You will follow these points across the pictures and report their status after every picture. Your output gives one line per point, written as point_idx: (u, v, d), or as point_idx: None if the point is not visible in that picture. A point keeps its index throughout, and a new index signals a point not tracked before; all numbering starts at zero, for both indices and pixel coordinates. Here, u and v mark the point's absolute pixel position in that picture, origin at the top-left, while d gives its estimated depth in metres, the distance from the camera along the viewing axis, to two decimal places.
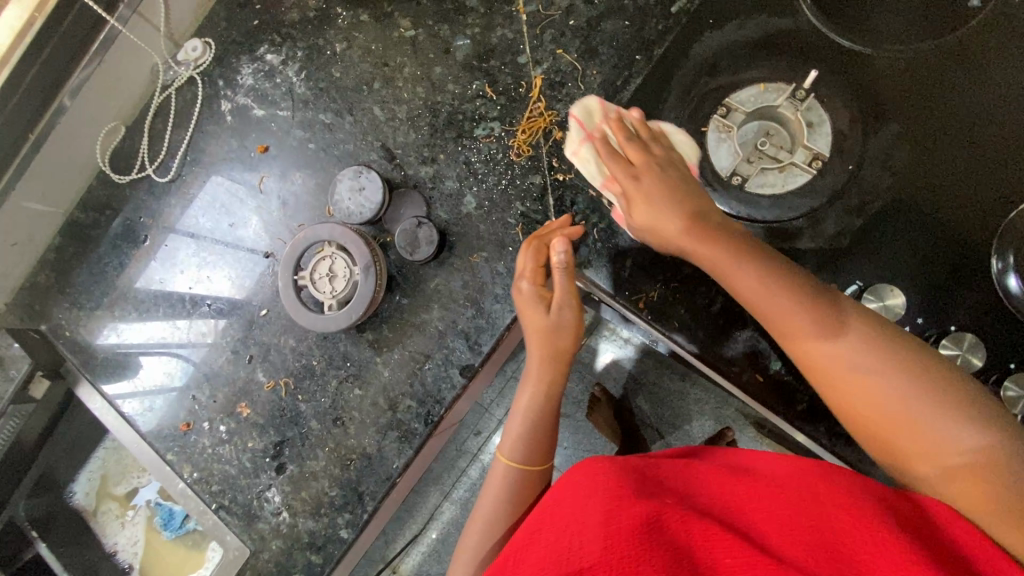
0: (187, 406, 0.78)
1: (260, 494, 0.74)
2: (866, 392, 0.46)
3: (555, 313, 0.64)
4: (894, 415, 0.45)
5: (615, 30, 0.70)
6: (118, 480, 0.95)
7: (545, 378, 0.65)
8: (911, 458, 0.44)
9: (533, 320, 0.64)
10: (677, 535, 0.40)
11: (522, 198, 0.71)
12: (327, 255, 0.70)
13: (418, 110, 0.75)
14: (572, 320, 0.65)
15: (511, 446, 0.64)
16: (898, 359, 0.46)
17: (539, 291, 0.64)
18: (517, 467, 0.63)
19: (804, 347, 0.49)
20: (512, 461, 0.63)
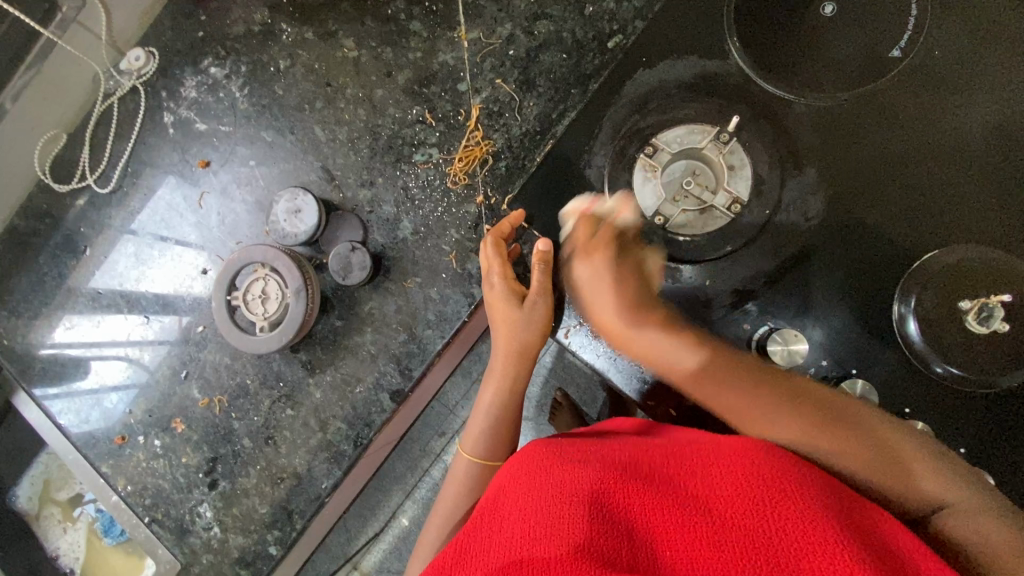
0: (123, 420, 0.79)
1: (192, 509, 0.75)
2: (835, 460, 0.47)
3: (526, 308, 0.65)
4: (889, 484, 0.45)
5: (552, 63, 0.71)
6: (61, 486, 0.95)
7: (507, 373, 0.68)
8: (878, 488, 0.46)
9: (503, 311, 0.66)
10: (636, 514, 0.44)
11: (457, 225, 0.71)
12: (259, 276, 0.70)
13: (358, 132, 0.75)
14: (543, 316, 0.66)
15: (472, 444, 0.68)
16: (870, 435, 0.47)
17: (511, 284, 0.66)
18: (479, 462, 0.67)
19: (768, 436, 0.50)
20: (475, 456, 0.67)
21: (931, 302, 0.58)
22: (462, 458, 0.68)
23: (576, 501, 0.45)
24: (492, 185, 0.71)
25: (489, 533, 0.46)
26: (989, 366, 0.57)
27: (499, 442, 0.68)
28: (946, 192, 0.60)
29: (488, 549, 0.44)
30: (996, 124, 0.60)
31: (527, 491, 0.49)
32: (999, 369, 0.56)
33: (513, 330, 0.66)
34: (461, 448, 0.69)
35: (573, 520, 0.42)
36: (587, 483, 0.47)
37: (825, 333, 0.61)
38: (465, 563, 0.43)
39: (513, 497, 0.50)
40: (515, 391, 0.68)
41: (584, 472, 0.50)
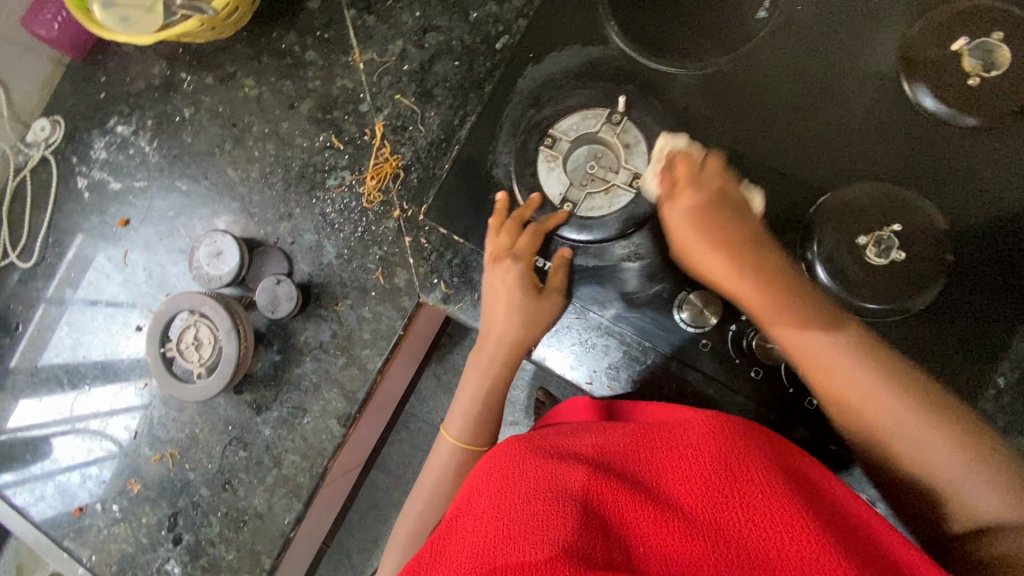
0: (78, 490, 0.78)
1: (160, 568, 0.74)
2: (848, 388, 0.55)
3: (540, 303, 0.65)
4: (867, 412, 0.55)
5: (446, 71, 0.73)
6: (33, 569, 0.93)
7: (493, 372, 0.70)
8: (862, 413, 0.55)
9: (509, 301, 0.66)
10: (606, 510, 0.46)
11: (379, 242, 0.72)
12: (189, 323, 0.71)
13: (270, 167, 0.76)
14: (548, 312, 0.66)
15: (455, 426, 0.72)
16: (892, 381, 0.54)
17: (529, 278, 0.66)
18: (461, 448, 0.71)
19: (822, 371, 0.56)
20: (459, 442, 0.71)
21: (832, 241, 0.59)
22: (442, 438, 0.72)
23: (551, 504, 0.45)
24: (406, 198, 0.72)
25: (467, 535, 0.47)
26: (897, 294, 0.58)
27: (482, 430, 0.71)
28: (829, 136, 0.62)
29: (466, 550, 0.45)
30: (877, 72, 0.62)
31: (499, 489, 0.50)
32: (909, 293, 0.58)
33: (506, 326, 0.67)
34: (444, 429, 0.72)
35: (546, 521, 0.43)
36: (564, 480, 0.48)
37: None
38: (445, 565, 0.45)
39: (485, 500, 0.50)
40: (497, 386, 0.70)
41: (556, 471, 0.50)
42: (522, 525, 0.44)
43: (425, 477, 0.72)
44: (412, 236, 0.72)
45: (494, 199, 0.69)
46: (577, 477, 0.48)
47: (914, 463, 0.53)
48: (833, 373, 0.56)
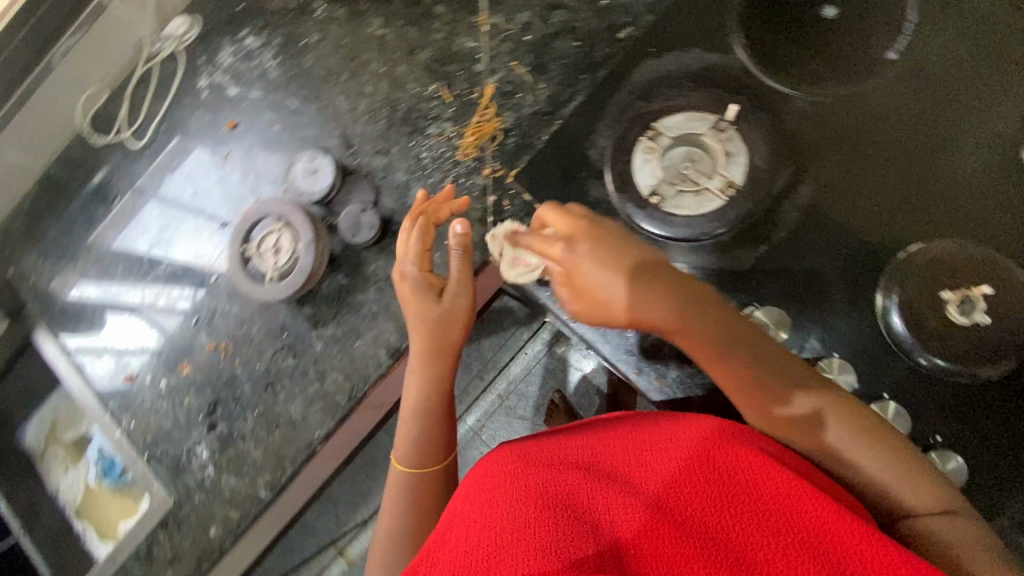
0: (132, 360, 0.83)
1: (190, 448, 0.78)
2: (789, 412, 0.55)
3: (444, 303, 0.68)
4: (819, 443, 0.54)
5: (564, 50, 0.75)
6: (65, 428, 0.98)
7: (433, 379, 0.69)
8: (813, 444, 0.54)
9: (419, 308, 0.68)
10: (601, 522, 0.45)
11: (464, 195, 0.75)
12: (275, 227, 0.75)
13: (378, 104, 0.80)
14: (465, 308, 0.69)
15: (405, 453, 0.70)
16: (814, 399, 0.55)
17: (424, 279, 0.69)
18: (410, 472, 0.69)
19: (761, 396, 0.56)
20: (406, 467, 0.69)
21: (913, 289, 0.59)
22: (398, 468, 0.70)
23: (546, 513, 0.46)
24: (499, 159, 0.75)
25: (456, 537, 0.48)
26: (971, 357, 0.58)
27: (428, 447, 0.69)
28: (932, 189, 0.62)
29: (452, 554, 0.46)
30: (999, 136, 0.62)
31: (493, 502, 0.50)
32: (982, 359, 0.58)
33: (426, 331, 0.68)
34: (393, 459, 0.71)
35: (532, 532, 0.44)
36: (557, 493, 0.48)
37: (813, 319, 0.63)
38: (432, 565, 0.46)
39: (480, 503, 0.50)
40: (427, 393, 0.69)
41: (552, 483, 0.50)
42: (509, 533, 0.45)
43: (383, 518, 0.69)
44: (496, 196, 0.74)
45: (585, 178, 0.71)
46: (576, 492, 0.48)
47: (867, 477, 0.52)
48: (761, 373, 0.56)
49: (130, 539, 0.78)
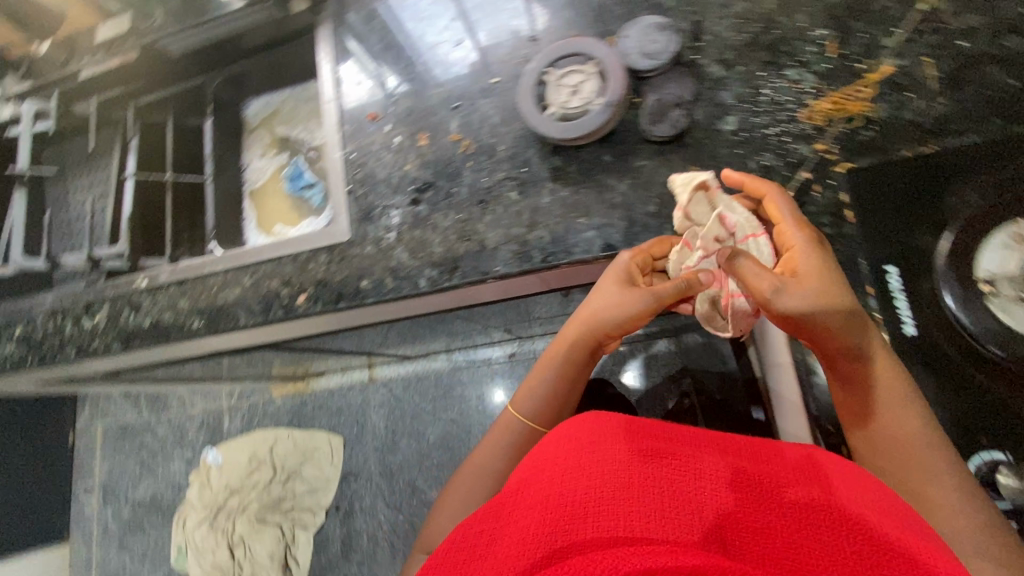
0: (382, 102, 0.85)
1: (387, 207, 0.80)
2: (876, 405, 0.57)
3: (633, 295, 0.66)
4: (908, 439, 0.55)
5: (993, 79, 0.63)
6: (283, 122, 1.06)
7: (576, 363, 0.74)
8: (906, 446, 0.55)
9: (603, 298, 0.68)
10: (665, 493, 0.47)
11: (779, 154, 0.67)
12: (583, 69, 0.71)
13: (754, 16, 0.72)
14: (646, 308, 0.66)
15: (523, 403, 0.77)
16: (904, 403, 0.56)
17: (633, 270, 0.67)
18: (523, 421, 0.77)
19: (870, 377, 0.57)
20: (520, 414, 0.77)
21: None
22: (511, 416, 0.78)
23: (616, 487, 0.47)
24: (841, 142, 0.66)
25: (534, 489, 0.50)
26: None
27: (547, 412, 0.76)
28: None
29: (531, 503, 0.49)
30: None
31: (557, 461, 0.52)
32: None
33: (602, 310, 0.68)
34: (511, 404, 0.79)
35: (607, 505, 0.46)
36: (625, 466, 0.50)
37: None
38: (512, 509, 0.50)
39: (554, 466, 0.52)
40: (563, 369, 0.75)
41: (619, 455, 0.51)
42: (583, 499, 0.47)
43: (487, 446, 0.80)
44: (812, 176, 0.66)
45: (921, 216, 0.61)
46: (637, 469, 0.49)
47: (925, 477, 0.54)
48: (884, 385, 0.56)
49: (295, 244, 0.83)
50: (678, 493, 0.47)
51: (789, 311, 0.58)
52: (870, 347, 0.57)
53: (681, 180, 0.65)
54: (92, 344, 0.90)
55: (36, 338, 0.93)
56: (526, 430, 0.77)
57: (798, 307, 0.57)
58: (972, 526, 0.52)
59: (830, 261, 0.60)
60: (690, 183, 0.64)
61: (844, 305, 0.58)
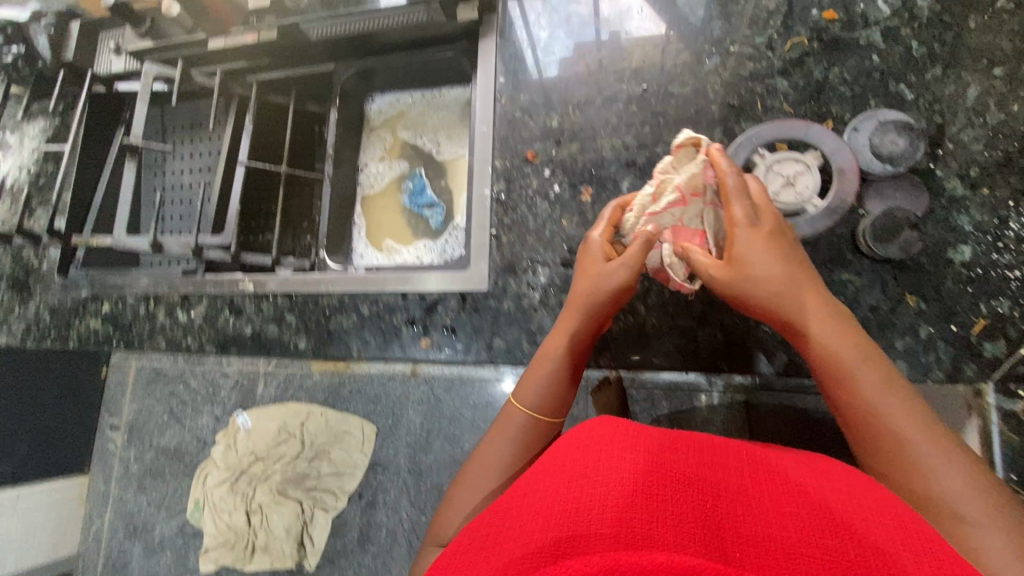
0: (543, 140, 0.75)
1: (534, 262, 0.73)
2: (889, 432, 0.45)
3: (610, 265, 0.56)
4: (889, 426, 0.45)
5: None
6: (408, 126, 0.97)
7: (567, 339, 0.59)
8: (896, 451, 0.44)
9: (588, 267, 0.59)
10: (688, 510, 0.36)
11: (1016, 302, 0.59)
12: (805, 161, 0.61)
13: (1011, 132, 0.62)
14: (629, 276, 0.55)
15: (528, 393, 0.59)
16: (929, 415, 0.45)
17: (605, 248, 0.59)
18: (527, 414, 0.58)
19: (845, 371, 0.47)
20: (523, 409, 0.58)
21: None
22: (512, 408, 0.59)
23: (632, 494, 0.36)
24: None
25: (527, 499, 0.40)
26: None
27: (555, 400, 0.59)
28: None
29: (533, 502, 0.39)
30: None
31: (557, 463, 0.42)
32: None
33: (593, 286, 0.57)
34: (512, 397, 0.61)
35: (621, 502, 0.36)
36: (638, 473, 0.38)
37: None
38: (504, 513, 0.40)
39: (557, 460, 0.42)
40: (570, 341, 0.58)
41: (639, 456, 0.40)
42: (593, 490, 0.37)
43: (487, 443, 0.59)
44: None
45: None
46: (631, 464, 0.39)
47: (929, 485, 0.42)
48: (868, 388, 0.46)
49: (425, 281, 0.76)
50: (711, 522, 0.36)
51: (749, 289, 0.51)
52: (768, 271, 0.51)
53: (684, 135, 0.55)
54: (185, 340, 0.84)
55: (124, 320, 0.88)
56: (530, 422, 0.58)
57: (724, 272, 0.52)
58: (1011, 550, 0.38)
59: (769, 214, 0.53)
60: (677, 141, 0.56)
61: (817, 298, 0.50)
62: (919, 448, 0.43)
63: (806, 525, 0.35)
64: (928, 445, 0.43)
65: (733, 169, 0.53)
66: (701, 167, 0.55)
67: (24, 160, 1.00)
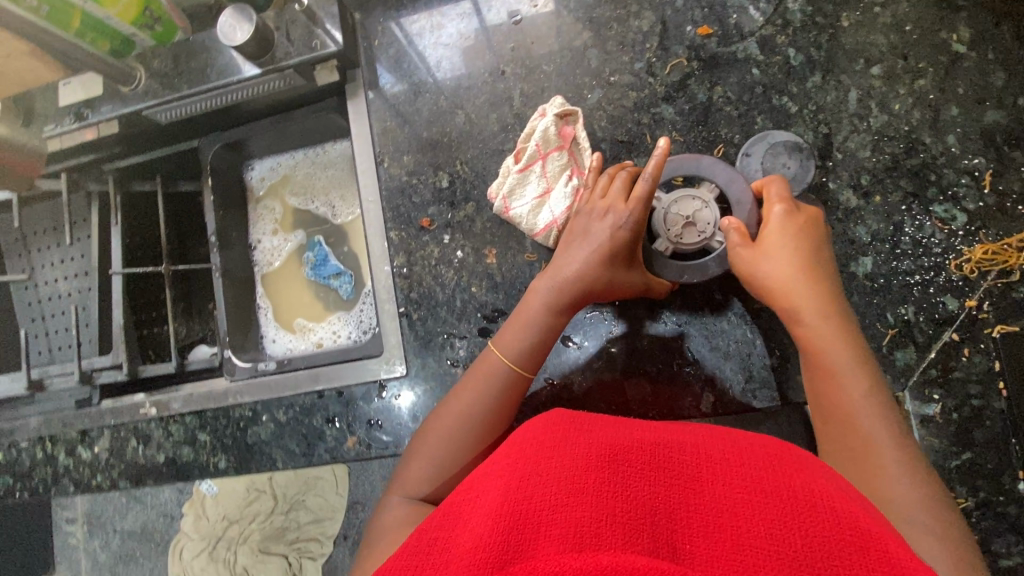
0: (437, 203, 0.70)
1: (450, 335, 0.69)
2: (853, 433, 0.50)
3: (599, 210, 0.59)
4: (875, 443, 0.48)
5: None
6: (297, 191, 0.89)
7: (559, 294, 0.60)
8: (869, 462, 0.48)
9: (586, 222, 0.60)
10: (647, 498, 0.40)
11: (919, 306, 0.59)
12: (700, 196, 0.60)
13: (894, 132, 0.61)
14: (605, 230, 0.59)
15: (508, 344, 0.60)
16: (901, 432, 0.49)
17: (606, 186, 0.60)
18: (507, 368, 0.60)
19: (846, 393, 0.50)
20: (506, 360, 0.60)
21: None
22: (491, 356, 0.61)
23: (588, 486, 0.40)
24: (992, 298, 0.58)
25: (491, 485, 0.43)
26: None
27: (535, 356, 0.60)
28: None
29: (493, 496, 0.42)
30: None
31: (519, 455, 0.45)
32: None
33: (581, 249, 0.59)
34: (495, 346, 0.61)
35: (577, 498, 0.39)
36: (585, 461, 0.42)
37: None
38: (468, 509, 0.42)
39: (516, 450, 0.46)
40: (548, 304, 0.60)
41: (603, 443, 0.44)
42: (544, 475, 0.42)
43: (463, 392, 0.60)
44: (957, 335, 0.58)
45: None
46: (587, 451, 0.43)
47: (893, 498, 0.46)
48: (869, 409, 0.49)
49: (341, 373, 0.72)
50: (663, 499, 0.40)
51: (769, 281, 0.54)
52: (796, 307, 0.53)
53: (553, 102, 0.65)
54: (93, 478, 0.77)
55: (22, 467, 0.80)
56: (506, 375, 0.59)
57: (751, 271, 0.55)
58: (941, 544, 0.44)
59: (821, 251, 0.55)
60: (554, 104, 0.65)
61: (835, 306, 0.53)
62: (890, 454, 0.48)
63: (748, 490, 0.40)
64: (905, 476, 0.47)
65: (796, 208, 0.56)
66: (557, 140, 0.64)
67: None
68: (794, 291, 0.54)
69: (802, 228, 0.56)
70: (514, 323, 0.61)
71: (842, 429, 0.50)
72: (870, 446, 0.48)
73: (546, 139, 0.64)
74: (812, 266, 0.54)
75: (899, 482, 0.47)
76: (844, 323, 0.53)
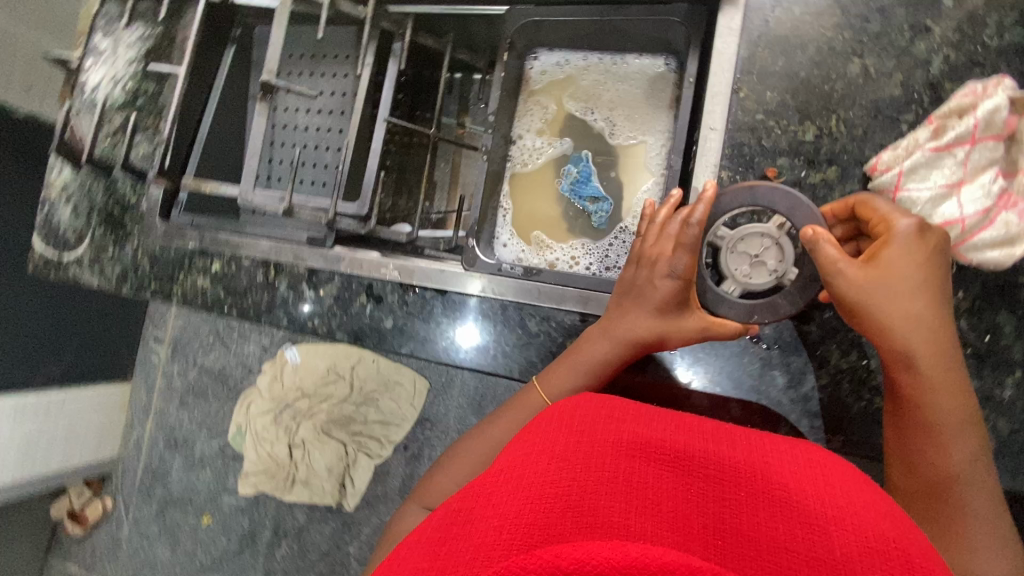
0: (793, 156, 0.60)
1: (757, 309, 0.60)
2: (917, 452, 0.49)
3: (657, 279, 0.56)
4: (942, 453, 0.48)
5: None
6: (577, 96, 0.80)
7: (616, 325, 0.59)
8: (933, 483, 0.48)
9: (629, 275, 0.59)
10: (670, 493, 0.35)
11: None
12: (769, 236, 0.57)
13: None
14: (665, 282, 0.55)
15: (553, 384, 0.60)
16: (966, 431, 0.48)
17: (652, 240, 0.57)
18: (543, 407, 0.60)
19: (925, 412, 0.48)
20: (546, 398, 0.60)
21: None
22: (535, 394, 0.62)
23: (602, 484, 0.36)
24: None
25: (508, 459, 0.40)
26: None
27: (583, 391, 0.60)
28: None
29: (501, 482, 0.37)
30: None
31: (530, 446, 0.41)
32: None
33: (636, 306, 0.57)
34: (540, 386, 0.61)
35: (592, 496, 0.34)
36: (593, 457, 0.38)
37: None
38: (463, 501, 0.38)
39: (515, 449, 0.42)
40: (609, 358, 0.59)
41: (617, 438, 0.40)
42: (559, 466, 0.37)
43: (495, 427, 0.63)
44: None
45: None
46: (603, 452, 0.38)
47: (959, 507, 0.47)
48: (944, 413, 0.48)
49: None
50: (685, 495, 0.36)
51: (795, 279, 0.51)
52: (908, 327, 0.48)
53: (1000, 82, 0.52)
54: (310, 320, 0.75)
55: (238, 285, 0.77)
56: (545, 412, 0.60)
57: (857, 294, 0.48)
58: (1001, 549, 0.46)
59: (931, 278, 0.49)
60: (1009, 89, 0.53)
61: (938, 333, 0.48)
62: (954, 459, 0.48)
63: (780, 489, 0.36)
64: (972, 486, 0.47)
65: (923, 229, 0.49)
66: (999, 130, 0.52)
67: (118, 72, 0.84)
68: (890, 314, 0.48)
69: (914, 255, 0.49)
70: (557, 372, 0.61)
71: (900, 449, 0.50)
72: (936, 461, 0.48)
73: (976, 124, 0.52)
74: (932, 295, 0.48)
75: (958, 495, 0.47)
76: (937, 317, 0.48)
